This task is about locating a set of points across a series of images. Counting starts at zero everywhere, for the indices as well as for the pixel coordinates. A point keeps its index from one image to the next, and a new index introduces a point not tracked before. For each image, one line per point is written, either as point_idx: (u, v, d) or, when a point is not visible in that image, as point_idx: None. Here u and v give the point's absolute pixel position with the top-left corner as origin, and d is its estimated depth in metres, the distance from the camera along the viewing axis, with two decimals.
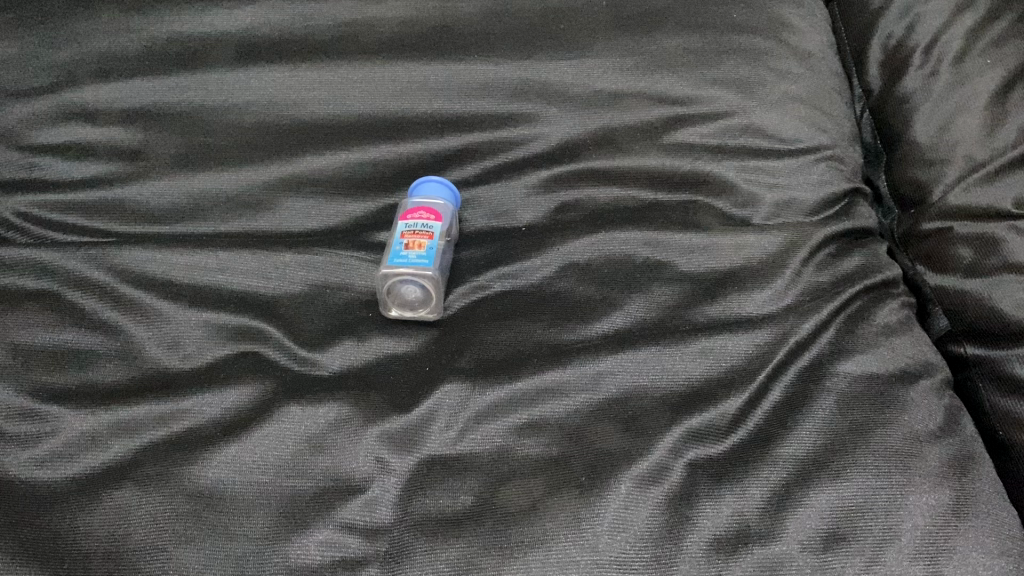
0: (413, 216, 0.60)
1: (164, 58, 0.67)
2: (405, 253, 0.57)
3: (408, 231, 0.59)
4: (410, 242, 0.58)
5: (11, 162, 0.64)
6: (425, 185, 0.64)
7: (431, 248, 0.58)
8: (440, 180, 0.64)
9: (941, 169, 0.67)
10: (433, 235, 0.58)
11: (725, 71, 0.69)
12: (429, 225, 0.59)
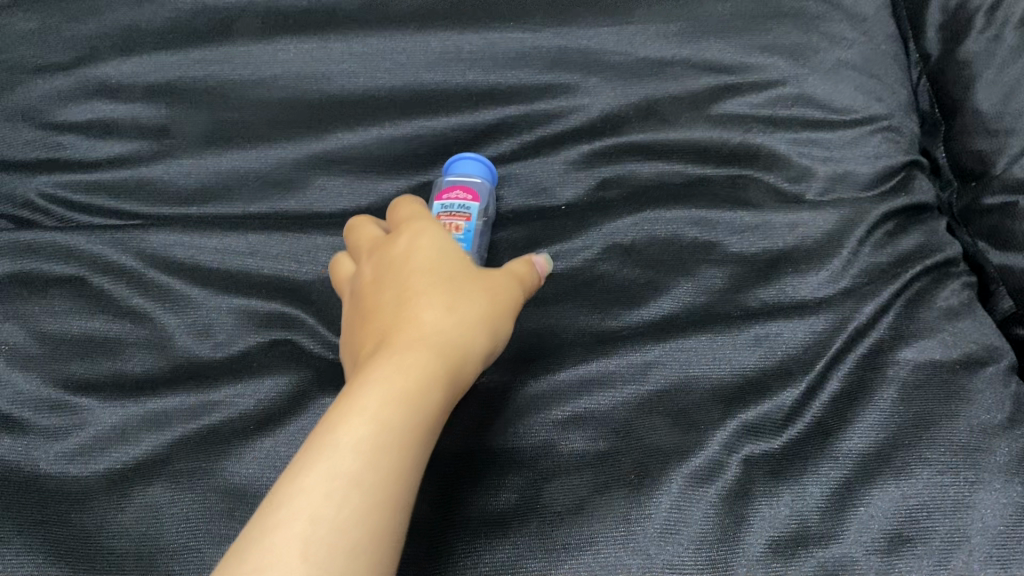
0: (449, 196, 0.59)
1: (187, 31, 0.64)
2: (442, 240, 0.56)
3: (445, 213, 0.57)
4: (446, 226, 0.57)
5: (34, 141, 0.63)
6: (460, 162, 0.61)
7: (467, 232, 0.56)
8: (476, 156, 0.61)
9: (1006, 139, 0.63)
10: (471, 217, 0.57)
11: (776, 36, 0.65)
12: (466, 206, 0.57)
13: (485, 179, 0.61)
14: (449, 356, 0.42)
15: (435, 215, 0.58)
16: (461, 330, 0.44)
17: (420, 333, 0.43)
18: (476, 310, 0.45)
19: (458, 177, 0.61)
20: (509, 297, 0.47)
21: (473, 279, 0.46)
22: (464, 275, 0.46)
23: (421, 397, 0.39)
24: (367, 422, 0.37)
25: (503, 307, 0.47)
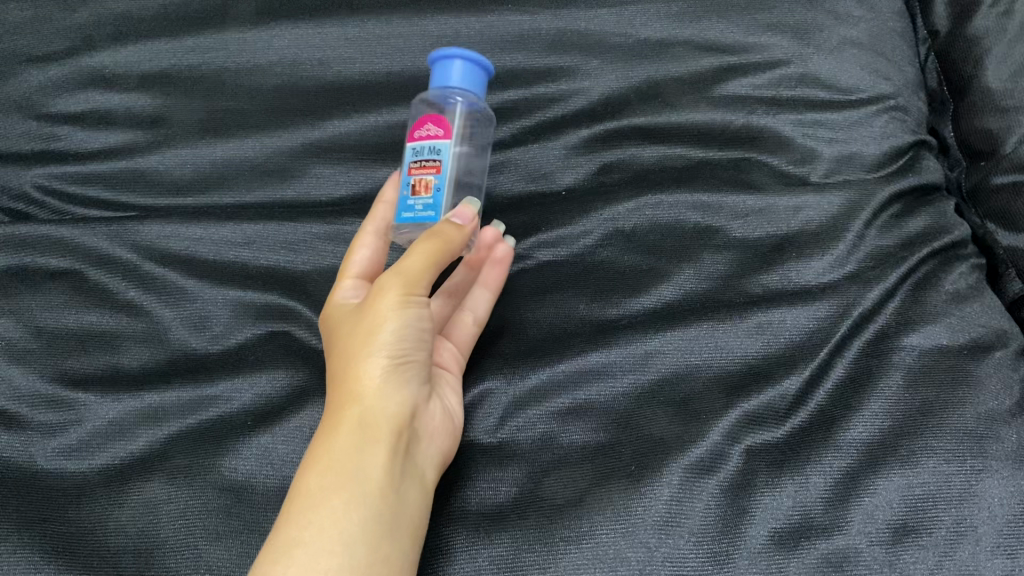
0: (421, 133, 0.52)
1: (182, 18, 0.65)
2: (411, 205, 0.51)
3: (415, 166, 0.51)
4: (414, 185, 0.51)
5: (29, 132, 0.62)
6: (444, 60, 0.54)
7: (439, 189, 0.51)
8: (464, 56, 0.54)
9: (1015, 118, 0.62)
10: (440, 167, 0.51)
11: (780, 14, 0.64)
12: (439, 150, 0.51)
13: (476, 90, 0.55)
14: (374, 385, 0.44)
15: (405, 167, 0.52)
16: (375, 355, 0.44)
17: (344, 378, 0.44)
18: (377, 330, 0.45)
19: (444, 85, 0.54)
20: (412, 290, 0.46)
21: (372, 303, 0.46)
22: (368, 301, 0.46)
23: (361, 430, 0.42)
24: (310, 499, 0.40)
25: (413, 303, 0.46)
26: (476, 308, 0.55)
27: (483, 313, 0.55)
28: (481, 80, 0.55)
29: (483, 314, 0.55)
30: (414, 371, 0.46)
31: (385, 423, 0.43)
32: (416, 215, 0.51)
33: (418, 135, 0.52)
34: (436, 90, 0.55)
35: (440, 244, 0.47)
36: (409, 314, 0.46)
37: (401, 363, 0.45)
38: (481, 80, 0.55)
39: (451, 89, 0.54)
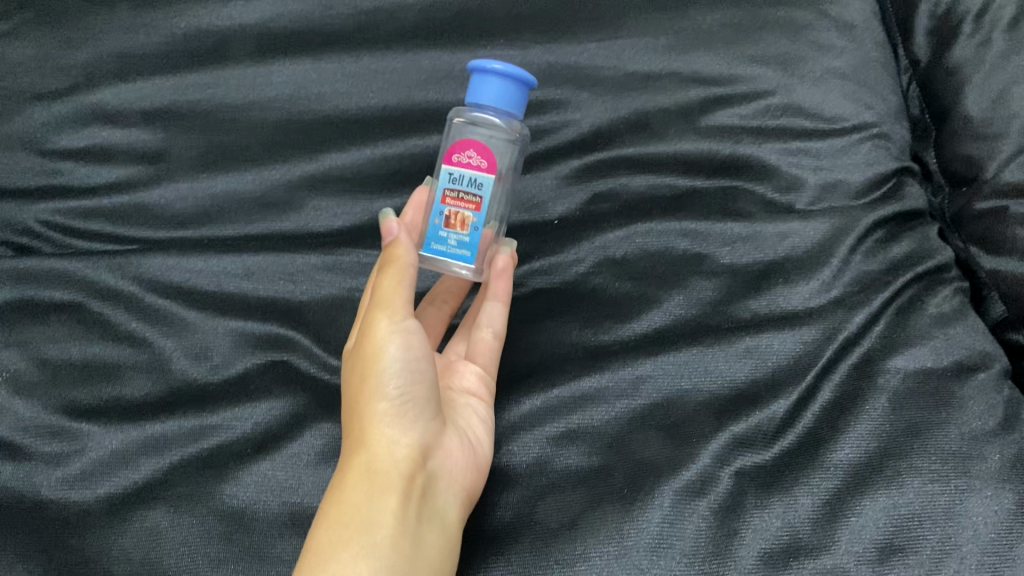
0: (461, 158, 0.53)
1: (184, 55, 0.66)
2: (447, 241, 0.54)
3: (451, 196, 0.53)
4: (451, 218, 0.53)
5: (33, 168, 0.63)
6: (480, 72, 0.54)
7: (476, 229, 0.53)
8: (501, 71, 0.54)
9: (994, 145, 0.64)
10: (480, 207, 0.53)
11: (764, 47, 0.66)
12: (478, 188, 0.53)
13: (512, 105, 0.55)
14: (387, 431, 0.44)
15: (441, 190, 0.54)
16: (380, 400, 0.45)
17: (354, 427, 0.45)
18: (377, 372, 0.45)
19: (479, 100, 0.54)
20: (393, 319, 0.46)
21: (365, 346, 0.46)
22: (361, 342, 0.47)
23: (373, 478, 0.43)
24: (328, 553, 0.40)
25: (395, 331, 0.46)
26: (491, 322, 0.55)
27: (500, 325, 0.56)
28: (519, 95, 0.55)
29: (500, 324, 0.56)
30: (421, 408, 0.46)
31: (394, 469, 0.44)
32: (449, 248, 0.54)
33: (458, 161, 0.53)
34: (472, 103, 0.55)
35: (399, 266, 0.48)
36: (395, 343, 0.46)
37: (407, 404, 0.45)
38: (519, 95, 0.55)
39: (485, 106, 0.54)
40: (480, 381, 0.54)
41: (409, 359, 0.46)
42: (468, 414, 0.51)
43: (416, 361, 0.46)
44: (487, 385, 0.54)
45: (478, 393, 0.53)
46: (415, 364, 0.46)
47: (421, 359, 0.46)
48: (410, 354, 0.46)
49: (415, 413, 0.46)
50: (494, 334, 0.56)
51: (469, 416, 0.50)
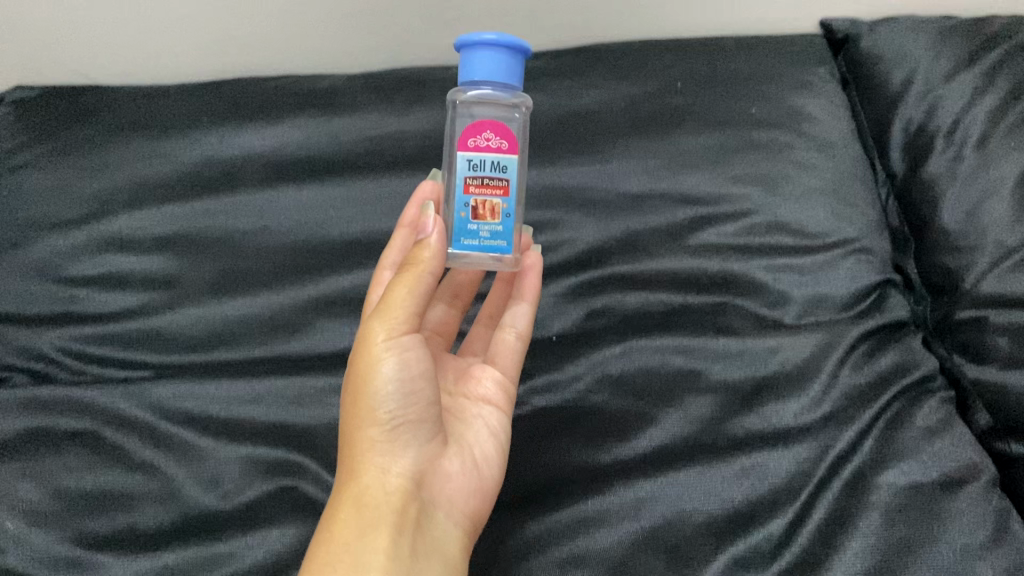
0: (478, 141, 0.52)
1: (197, 183, 0.71)
2: (480, 233, 0.53)
3: (475, 185, 0.53)
4: (479, 207, 0.53)
5: (51, 295, 0.66)
6: (471, 45, 0.52)
7: (506, 216, 0.53)
8: (493, 43, 0.52)
9: (972, 256, 0.67)
10: (507, 189, 0.53)
11: (746, 167, 0.71)
12: (502, 172, 0.53)
13: (508, 76, 0.53)
14: (378, 462, 0.50)
15: (461, 181, 0.53)
16: (373, 428, 0.50)
17: (350, 444, 0.51)
18: (373, 397, 0.49)
19: (475, 77, 0.52)
20: (390, 338, 0.49)
21: (361, 358, 0.50)
22: (360, 354, 0.50)
23: (364, 513, 0.48)
24: None
25: (392, 350, 0.49)
26: (517, 323, 0.61)
27: (524, 327, 0.61)
28: (515, 63, 0.53)
29: (525, 327, 0.61)
30: (414, 426, 0.51)
31: (386, 502, 0.49)
32: (482, 240, 0.54)
33: (476, 146, 0.52)
34: (467, 80, 0.53)
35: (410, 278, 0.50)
36: (391, 361, 0.49)
37: (399, 431, 0.50)
38: (515, 63, 0.53)
39: (481, 80, 0.52)
40: (497, 389, 0.59)
41: (403, 380, 0.50)
42: (477, 427, 0.57)
43: (411, 379, 0.50)
44: (503, 392, 0.59)
45: (495, 401, 0.59)
46: (409, 384, 0.50)
47: (416, 378, 0.50)
48: (404, 374, 0.50)
49: (408, 435, 0.51)
50: (518, 335, 0.61)
51: (477, 430, 0.57)
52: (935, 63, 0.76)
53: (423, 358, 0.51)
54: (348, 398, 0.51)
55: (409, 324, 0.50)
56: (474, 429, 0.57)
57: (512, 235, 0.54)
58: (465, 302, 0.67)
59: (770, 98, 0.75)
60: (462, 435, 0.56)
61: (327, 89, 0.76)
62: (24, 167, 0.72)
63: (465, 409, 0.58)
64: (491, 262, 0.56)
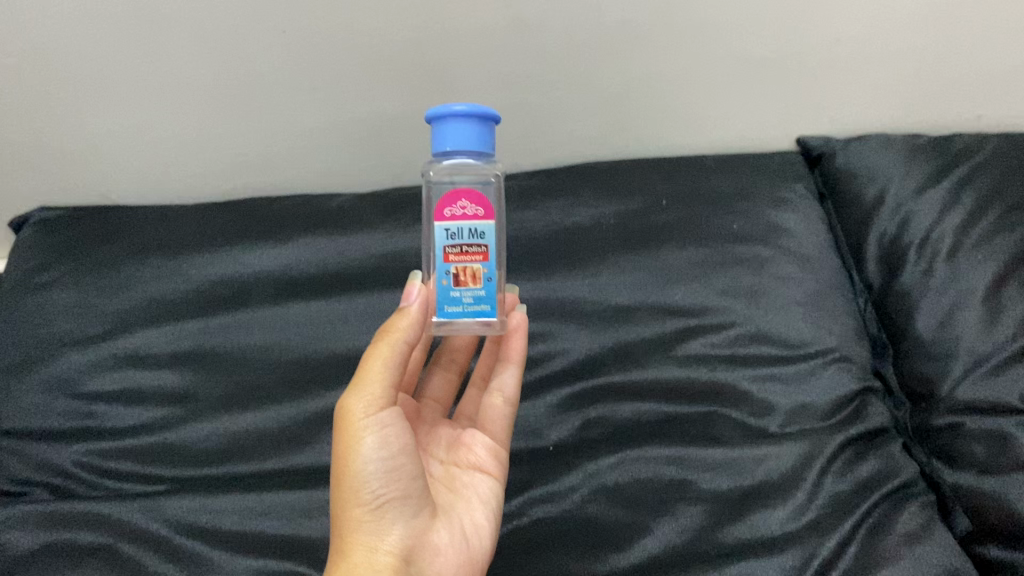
0: (455, 211, 0.55)
1: (210, 300, 0.75)
2: (462, 299, 0.56)
3: (455, 253, 0.55)
4: (459, 274, 0.55)
5: (70, 410, 0.70)
6: (441, 119, 0.54)
7: (488, 280, 0.56)
8: (464, 112, 0.53)
9: (946, 364, 0.70)
10: (486, 254, 0.55)
11: (729, 281, 0.75)
12: (481, 238, 0.55)
13: (482, 142, 0.54)
14: (366, 538, 0.52)
15: (441, 250, 0.55)
16: (358, 506, 0.52)
17: (337, 520, 0.53)
18: (357, 475, 0.52)
19: (448, 146, 0.53)
20: (368, 415, 0.52)
21: (343, 431, 0.53)
22: (343, 432, 0.53)
23: None
24: None
25: (371, 425, 0.52)
26: (504, 388, 0.65)
27: (512, 390, 0.65)
28: (487, 131, 0.54)
29: (512, 390, 0.65)
30: (400, 495, 0.53)
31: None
32: (465, 306, 0.56)
33: (453, 215, 0.55)
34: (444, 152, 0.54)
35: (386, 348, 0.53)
36: (371, 437, 0.52)
37: (384, 506, 0.52)
38: (487, 131, 0.54)
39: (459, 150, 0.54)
40: (488, 456, 0.62)
41: (384, 452, 0.52)
42: (468, 495, 0.59)
43: (392, 451, 0.52)
44: (491, 460, 0.62)
45: (484, 468, 0.61)
46: (390, 456, 0.53)
47: (397, 451, 0.53)
48: (385, 446, 0.52)
49: (394, 507, 0.53)
50: (507, 399, 0.65)
51: (468, 499, 0.59)
52: (904, 180, 0.81)
53: (403, 431, 0.53)
54: (334, 476, 0.54)
55: (387, 395, 0.53)
56: (464, 498, 0.59)
57: (495, 299, 0.57)
58: (459, 364, 0.71)
59: (751, 214, 0.80)
60: (452, 506, 0.58)
61: (337, 209, 0.81)
62: (46, 286, 0.76)
63: (456, 478, 0.61)
64: (476, 327, 0.58)
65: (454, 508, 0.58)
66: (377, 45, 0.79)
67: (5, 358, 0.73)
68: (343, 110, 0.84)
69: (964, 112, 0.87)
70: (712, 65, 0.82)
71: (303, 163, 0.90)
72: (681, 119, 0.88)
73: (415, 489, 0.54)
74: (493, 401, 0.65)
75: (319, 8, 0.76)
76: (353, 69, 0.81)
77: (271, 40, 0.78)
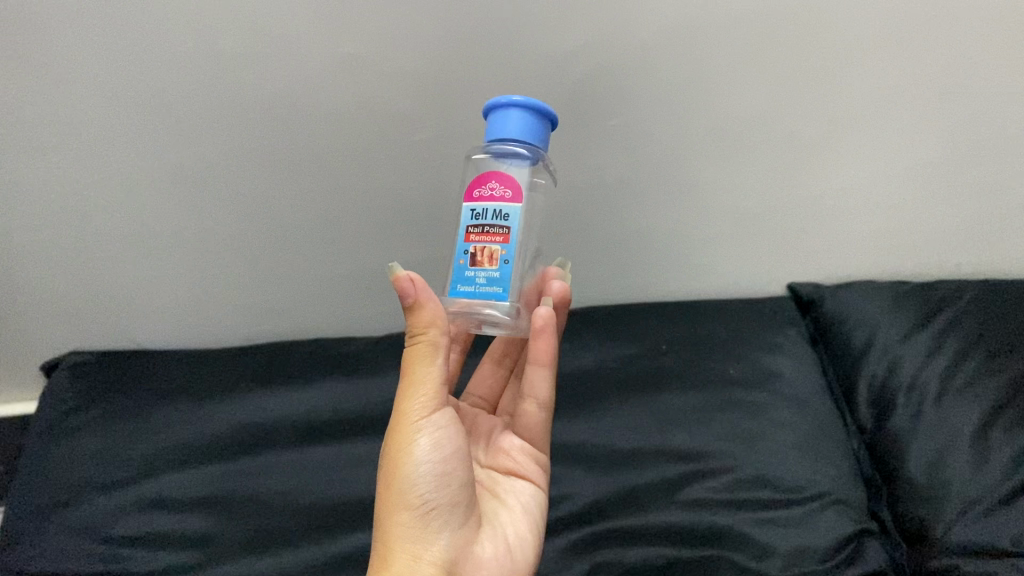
0: (487, 190, 0.56)
1: (234, 445, 0.80)
2: (474, 278, 0.55)
3: (477, 233, 0.55)
4: (477, 253, 0.55)
5: (96, 553, 0.72)
6: (495, 108, 0.57)
7: (504, 263, 0.54)
8: (521, 104, 0.56)
9: (939, 505, 0.71)
10: (508, 235, 0.54)
11: (726, 425, 0.80)
12: (504, 219, 0.55)
13: (529, 131, 0.56)
14: (412, 544, 0.53)
15: (465, 229, 0.56)
16: (407, 509, 0.53)
17: (382, 522, 0.54)
18: (407, 476, 0.54)
19: (498, 132, 0.56)
20: (422, 417, 0.54)
21: (397, 430, 0.55)
22: (394, 430, 0.55)
23: None
24: None
25: (425, 426, 0.54)
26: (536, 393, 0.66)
27: (544, 395, 0.66)
28: (539, 131, 0.57)
29: (546, 394, 0.66)
30: (448, 500, 0.55)
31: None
32: (477, 287, 0.55)
33: (481, 195, 0.56)
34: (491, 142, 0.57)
35: (422, 347, 0.53)
36: (424, 439, 0.54)
37: (432, 513, 0.54)
38: (539, 129, 0.57)
39: (506, 133, 0.56)
40: (527, 464, 0.66)
41: (435, 455, 0.54)
42: (510, 503, 0.63)
43: (444, 455, 0.55)
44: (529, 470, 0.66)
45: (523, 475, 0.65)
46: (440, 460, 0.55)
47: (447, 454, 0.55)
48: (437, 449, 0.54)
49: (442, 513, 0.54)
50: (540, 403, 0.67)
51: (510, 508, 0.62)
52: (891, 327, 0.85)
53: (454, 436, 0.55)
54: (382, 477, 0.55)
55: (437, 396, 0.55)
56: (506, 507, 0.62)
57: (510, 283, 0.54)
58: (511, 361, 0.75)
59: (745, 359, 0.87)
60: (494, 517, 0.60)
61: (353, 351, 0.89)
62: (76, 430, 0.81)
63: (498, 484, 0.64)
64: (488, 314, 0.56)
65: (496, 518, 0.60)
66: (398, 205, 0.85)
67: (31, 502, 0.76)
68: (362, 263, 0.91)
69: (945, 262, 0.93)
70: (708, 223, 0.89)
71: (323, 311, 0.96)
72: (679, 269, 0.94)
73: (463, 497, 0.56)
74: (529, 406, 0.67)
75: (345, 175, 0.82)
76: (373, 230, 0.88)
77: (300, 201, 0.84)
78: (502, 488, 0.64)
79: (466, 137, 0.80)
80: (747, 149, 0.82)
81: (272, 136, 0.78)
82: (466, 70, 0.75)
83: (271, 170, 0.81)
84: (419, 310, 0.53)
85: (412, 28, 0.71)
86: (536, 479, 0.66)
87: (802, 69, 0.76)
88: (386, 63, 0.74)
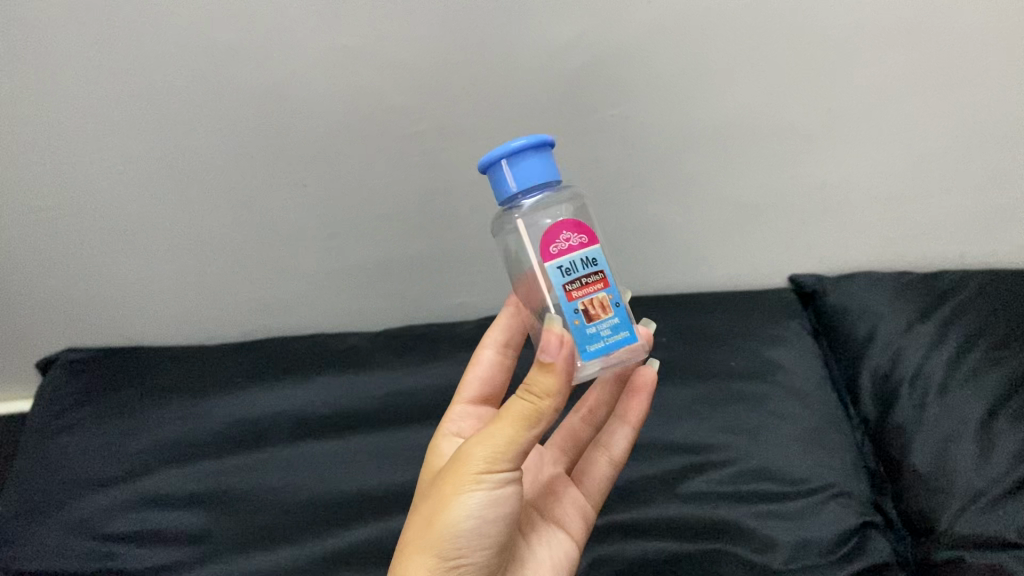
0: (559, 245, 0.53)
1: (229, 441, 0.79)
2: (601, 333, 0.52)
3: (577, 288, 0.53)
4: (590, 309, 0.52)
5: (91, 551, 0.72)
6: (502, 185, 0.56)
7: (617, 305, 0.53)
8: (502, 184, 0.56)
9: (944, 498, 0.69)
10: (606, 277, 0.53)
11: (728, 418, 0.79)
12: (594, 264, 0.53)
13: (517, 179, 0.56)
14: None
15: (562, 289, 0.53)
16: (438, 558, 0.51)
17: (405, 555, 0.52)
18: (449, 526, 0.51)
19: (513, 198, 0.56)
20: (485, 476, 0.51)
21: (457, 477, 0.51)
22: (455, 469, 0.52)
23: None
24: None
25: (485, 485, 0.51)
26: (614, 449, 0.69)
27: (621, 453, 0.69)
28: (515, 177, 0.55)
29: (621, 452, 0.69)
30: (478, 559, 0.53)
31: None
32: (606, 340, 0.53)
33: (561, 250, 0.53)
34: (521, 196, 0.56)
35: (522, 409, 0.50)
36: (479, 499, 0.51)
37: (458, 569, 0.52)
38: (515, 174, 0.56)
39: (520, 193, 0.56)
40: (576, 518, 0.65)
41: (485, 516, 0.52)
42: (541, 555, 0.60)
43: (492, 521, 0.52)
44: (579, 523, 0.65)
45: (569, 529, 0.64)
46: (489, 522, 0.52)
47: (496, 519, 0.52)
48: (487, 512, 0.52)
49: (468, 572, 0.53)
50: (612, 459, 0.69)
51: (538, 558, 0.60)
52: (894, 318, 0.84)
53: (511, 501, 0.53)
54: (424, 507, 0.53)
55: (514, 460, 0.51)
56: (536, 558, 0.60)
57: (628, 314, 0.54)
58: None
59: (748, 351, 0.86)
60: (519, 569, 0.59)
61: (350, 346, 0.88)
62: (70, 427, 0.81)
63: (536, 529, 0.62)
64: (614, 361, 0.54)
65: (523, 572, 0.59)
66: (395, 200, 0.85)
67: (28, 499, 0.76)
68: (359, 257, 0.90)
69: (949, 251, 0.92)
70: (708, 212, 0.88)
71: (320, 304, 0.95)
72: (679, 260, 0.94)
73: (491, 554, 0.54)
74: (602, 459, 0.69)
75: (341, 169, 0.82)
76: (373, 226, 0.87)
77: (296, 195, 0.83)
78: (536, 534, 0.62)
79: (461, 129, 0.79)
80: (747, 140, 0.81)
81: (266, 129, 0.77)
82: (462, 60, 0.73)
83: (266, 165, 0.80)
84: (547, 374, 0.49)
85: (407, 19, 0.70)
86: (577, 535, 0.64)
87: (806, 54, 0.74)
88: (382, 56, 0.73)
